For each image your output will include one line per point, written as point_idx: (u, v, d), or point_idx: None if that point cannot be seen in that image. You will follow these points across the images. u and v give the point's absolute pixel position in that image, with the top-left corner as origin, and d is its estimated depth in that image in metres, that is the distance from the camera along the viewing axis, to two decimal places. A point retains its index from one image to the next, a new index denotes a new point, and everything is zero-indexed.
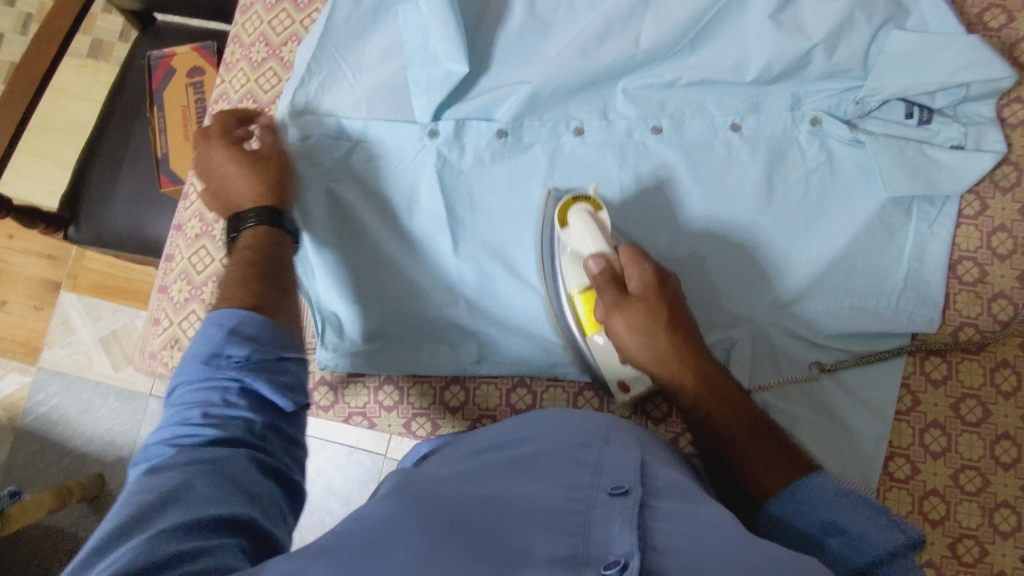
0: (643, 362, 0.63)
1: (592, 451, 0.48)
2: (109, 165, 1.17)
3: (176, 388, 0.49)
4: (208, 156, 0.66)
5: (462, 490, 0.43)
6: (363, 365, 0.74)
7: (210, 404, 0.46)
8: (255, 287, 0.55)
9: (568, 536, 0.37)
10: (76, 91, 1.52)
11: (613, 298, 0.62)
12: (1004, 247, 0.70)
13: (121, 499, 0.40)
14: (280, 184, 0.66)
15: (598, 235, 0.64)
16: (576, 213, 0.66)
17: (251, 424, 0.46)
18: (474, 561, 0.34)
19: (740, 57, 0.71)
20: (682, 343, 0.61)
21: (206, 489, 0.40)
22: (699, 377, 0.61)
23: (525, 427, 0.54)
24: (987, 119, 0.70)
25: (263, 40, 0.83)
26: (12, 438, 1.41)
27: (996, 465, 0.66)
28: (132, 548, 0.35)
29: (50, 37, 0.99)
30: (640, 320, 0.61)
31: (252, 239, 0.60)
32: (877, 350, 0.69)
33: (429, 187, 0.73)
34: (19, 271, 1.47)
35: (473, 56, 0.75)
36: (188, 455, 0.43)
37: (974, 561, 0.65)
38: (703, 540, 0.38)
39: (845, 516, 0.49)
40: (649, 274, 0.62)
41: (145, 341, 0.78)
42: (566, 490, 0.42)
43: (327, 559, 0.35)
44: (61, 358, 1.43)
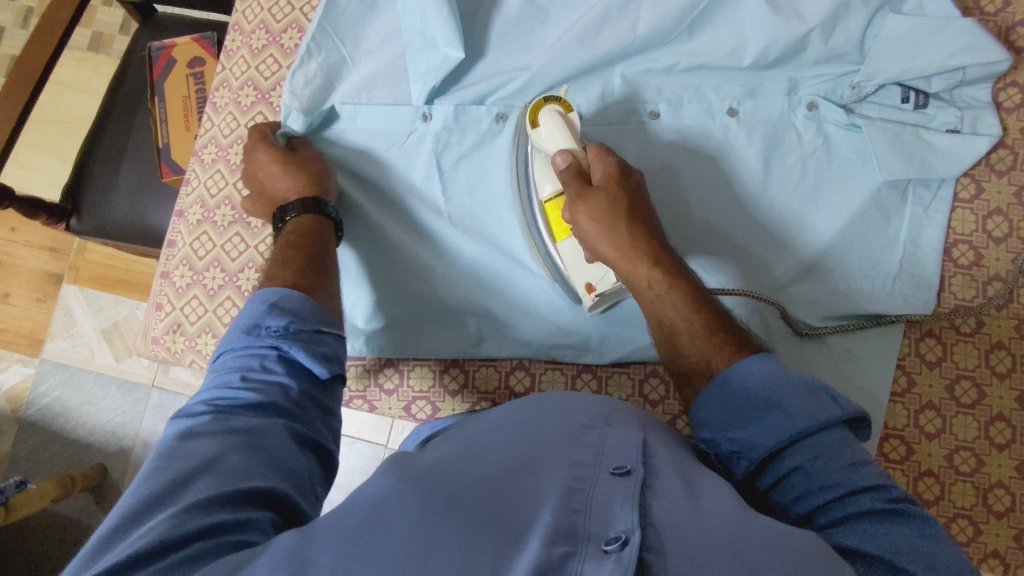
0: (602, 253, 0.61)
1: (593, 432, 0.46)
2: (111, 156, 1.18)
3: (219, 355, 0.51)
4: (253, 159, 0.70)
5: (466, 467, 0.43)
6: (364, 348, 0.75)
7: (249, 369, 0.49)
8: (300, 268, 0.58)
9: (568, 513, 0.37)
10: (77, 84, 1.52)
11: (575, 190, 0.61)
12: (1000, 230, 0.70)
13: (158, 458, 0.42)
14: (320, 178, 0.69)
15: (565, 131, 0.64)
16: (548, 114, 0.65)
17: (289, 389, 0.49)
18: (476, 538, 0.35)
19: (737, 42, 0.71)
20: (639, 235, 0.60)
21: (240, 457, 0.42)
22: (651, 264, 0.59)
23: (527, 408, 0.53)
24: (984, 103, 0.71)
25: (264, 28, 0.83)
26: (16, 429, 1.42)
27: (990, 446, 0.67)
28: (158, 523, 0.37)
29: (51, 28, 1.00)
30: (599, 206, 0.60)
31: (298, 226, 0.64)
32: (860, 321, 0.69)
33: (426, 169, 0.75)
34: (22, 263, 1.48)
35: (472, 42, 0.76)
36: (225, 419, 0.45)
37: (968, 540, 0.66)
38: (703, 517, 0.39)
39: (780, 391, 0.49)
40: (613, 167, 0.61)
41: (147, 326, 0.79)
42: (568, 469, 0.41)
43: (331, 536, 0.36)
44: (64, 350, 1.44)
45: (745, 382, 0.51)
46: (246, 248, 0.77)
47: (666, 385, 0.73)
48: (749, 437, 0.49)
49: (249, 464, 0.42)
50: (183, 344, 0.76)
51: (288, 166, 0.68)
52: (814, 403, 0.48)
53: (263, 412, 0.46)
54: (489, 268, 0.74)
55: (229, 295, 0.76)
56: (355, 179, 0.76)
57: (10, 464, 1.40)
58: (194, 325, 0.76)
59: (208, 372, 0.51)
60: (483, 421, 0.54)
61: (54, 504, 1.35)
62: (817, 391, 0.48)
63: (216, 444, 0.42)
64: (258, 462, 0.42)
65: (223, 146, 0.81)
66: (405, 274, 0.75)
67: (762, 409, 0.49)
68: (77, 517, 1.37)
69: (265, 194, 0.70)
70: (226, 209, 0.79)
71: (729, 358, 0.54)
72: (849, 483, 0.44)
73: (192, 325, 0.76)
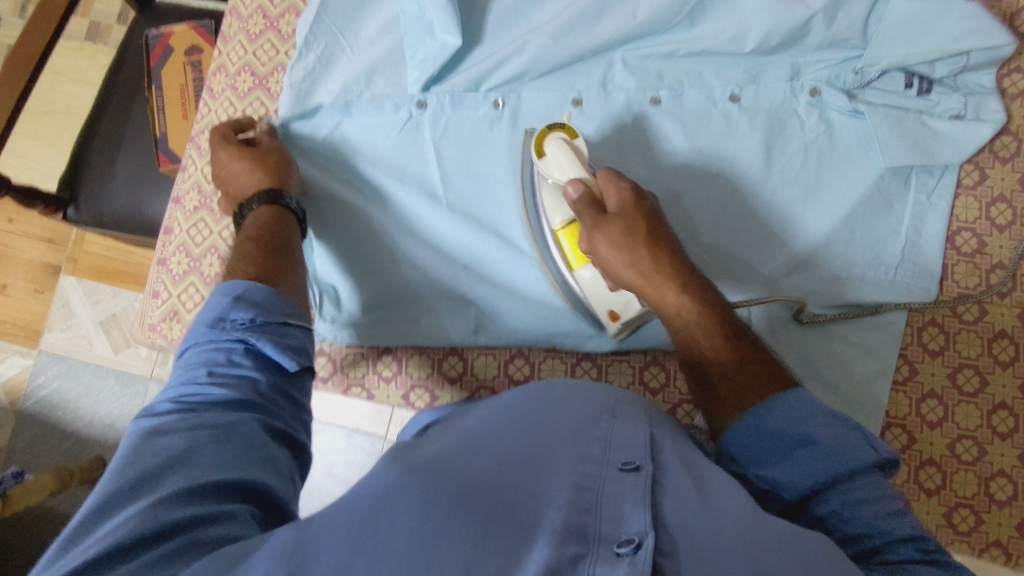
0: (625, 280, 0.61)
1: (601, 425, 0.46)
2: (108, 145, 1.17)
3: (185, 351, 0.51)
4: (217, 158, 0.70)
5: (470, 462, 0.42)
6: (362, 336, 0.74)
7: (216, 364, 0.48)
8: (258, 260, 0.58)
9: (579, 512, 0.36)
10: (74, 74, 1.51)
11: (591, 219, 0.61)
12: (1003, 217, 0.70)
13: (121, 458, 0.41)
14: (279, 171, 0.68)
15: (573, 157, 0.63)
16: (552, 142, 0.65)
17: (257, 382, 0.48)
18: (485, 535, 0.34)
19: (740, 27, 0.70)
20: (662, 258, 0.59)
21: (213, 452, 0.42)
22: (681, 289, 0.59)
23: (530, 400, 0.51)
24: (987, 89, 0.70)
25: (261, 13, 0.82)
26: (14, 420, 1.41)
27: (993, 435, 0.66)
28: (132, 517, 0.37)
29: (47, 15, 0.99)
30: (617, 235, 0.60)
31: (257, 219, 0.63)
32: (858, 309, 0.69)
33: (425, 157, 0.74)
34: (20, 254, 1.47)
35: (471, 27, 0.75)
36: (195, 417, 0.44)
37: (970, 530, 0.65)
38: (715, 516, 0.38)
39: (814, 426, 0.48)
40: (626, 191, 0.61)
41: (143, 314, 0.79)
42: (576, 466, 0.41)
43: (332, 533, 0.35)
44: (61, 341, 1.43)
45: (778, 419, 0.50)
46: None
47: (666, 373, 0.72)
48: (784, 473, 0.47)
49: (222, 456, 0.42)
50: (180, 331, 0.76)
51: (247, 161, 0.67)
52: (849, 442, 0.47)
53: (235, 407, 0.46)
54: (488, 257, 0.73)
55: None
56: (337, 175, 0.75)
57: (8, 455, 1.40)
58: (191, 312, 0.76)
59: (174, 369, 0.50)
60: (483, 409, 0.53)
61: (52, 496, 1.35)
62: (851, 429, 0.48)
63: (190, 437, 0.42)
64: (231, 451, 0.42)
65: None
66: (388, 264, 0.74)
67: (794, 445, 0.48)
68: None
69: (232, 193, 0.69)
70: None
71: (761, 395, 0.53)
72: (888, 532, 0.42)
73: (189, 313, 0.76)
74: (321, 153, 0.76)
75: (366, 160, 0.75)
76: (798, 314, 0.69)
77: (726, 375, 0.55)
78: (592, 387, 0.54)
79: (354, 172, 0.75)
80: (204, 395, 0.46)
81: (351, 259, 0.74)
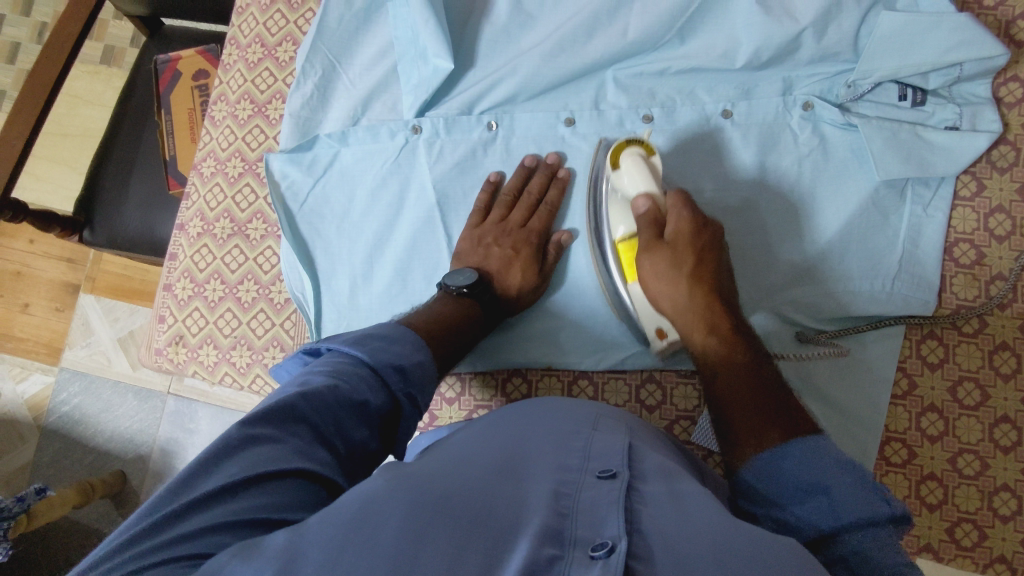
0: (661, 306, 0.65)
1: (581, 436, 0.49)
2: (121, 169, 1.20)
3: (336, 370, 0.53)
4: (513, 240, 0.71)
5: (455, 471, 0.44)
6: (494, 359, 0.74)
7: (343, 399, 0.50)
8: (447, 331, 0.64)
9: (556, 516, 0.39)
10: (90, 97, 1.55)
11: (645, 239, 0.65)
12: (1002, 228, 0.69)
13: (217, 444, 0.44)
14: (525, 294, 0.70)
15: (644, 175, 0.65)
16: (628, 156, 0.66)
17: (353, 440, 0.50)
18: (466, 539, 0.36)
19: (730, 44, 0.71)
20: (708, 297, 0.63)
21: (262, 498, 0.42)
22: (707, 331, 0.62)
23: (513, 415, 0.54)
24: (983, 99, 0.69)
25: (259, 42, 0.84)
26: (37, 435, 1.46)
27: (995, 448, 0.66)
28: (176, 545, 0.38)
29: (49, 66, 1.03)
30: (661, 263, 0.64)
31: (464, 308, 0.67)
32: (856, 325, 0.69)
33: (422, 180, 0.75)
34: (42, 274, 1.52)
35: (464, 51, 0.76)
36: (269, 439, 0.45)
37: (973, 545, 0.65)
38: (692, 523, 0.40)
39: (828, 479, 0.51)
40: (684, 222, 0.64)
41: (151, 338, 0.81)
42: (554, 474, 0.43)
43: (322, 533, 0.36)
44: (81, 359, 1.47)
45: (790, 465, 0.52)
46: (245, 259, 0.78)
47: (663, 391, 0.71)
48: (797, 517, 0.51)
49: (264, 501, 0.42)
50: (185, 355, 0.78)
51: (524, 276, 0.70)
52: (863, 499, 0.49)
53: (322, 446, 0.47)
54: None
55: (230, 306, 0.78)
56: (331, 218, 0.76)
57: (33, 470, 1.44)
58: (196, 337, 0.78)
59: (316, 377, 0.52)
60: (471, 425, 0.56)
61: (74, 510, 1.40)
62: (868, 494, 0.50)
63: (233, 467, 0.42)
64: (294, 497, 0.43)
65: (222, 160, 0.83)
66: (384, 300, 0.74)
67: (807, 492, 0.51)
68: (98, 523, 1.41)
69: (480, 250, 0.72)
70: (226, 221, 0.80)
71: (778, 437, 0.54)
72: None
73: (193, 337, 0.78)
74: (320, 179, 0.77)
75: (360, 193, 0.76)
76: (799, 335, 0.69)
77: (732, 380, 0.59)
78: (583, 403, 0.57)
79: (350, 209, 0.76)
80: (323, 419, 0.48)
81: (347, 292, 0.75)
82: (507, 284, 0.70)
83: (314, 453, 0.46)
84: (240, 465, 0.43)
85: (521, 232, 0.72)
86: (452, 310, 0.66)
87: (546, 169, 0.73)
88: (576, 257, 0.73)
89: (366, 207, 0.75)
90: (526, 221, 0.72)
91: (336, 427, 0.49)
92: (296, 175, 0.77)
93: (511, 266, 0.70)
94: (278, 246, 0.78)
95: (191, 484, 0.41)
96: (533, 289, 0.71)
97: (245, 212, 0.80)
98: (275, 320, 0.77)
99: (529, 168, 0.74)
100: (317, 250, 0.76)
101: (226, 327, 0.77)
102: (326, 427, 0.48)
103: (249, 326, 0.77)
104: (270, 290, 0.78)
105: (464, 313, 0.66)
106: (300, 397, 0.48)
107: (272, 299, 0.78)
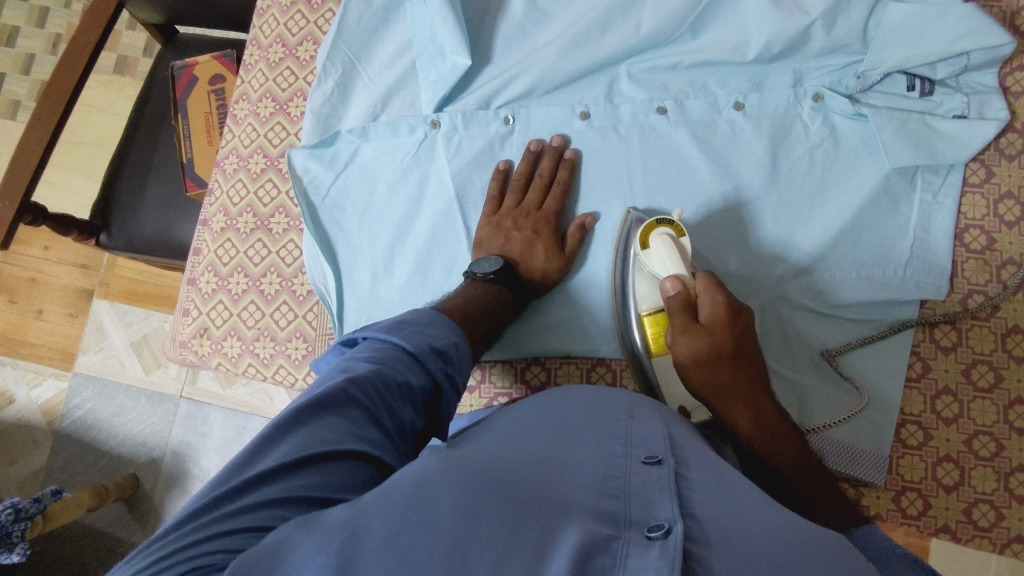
0: (696, 388, 0.64)
1: (621, 424, 0.51)
2: (137, 174, 1.22)
3: (384, 352, 0.54)
4: (530, 221, 0.73)
5: (503, 453, 0.46)
6: (510, 345, 0.75)
7: (390, 382, 0.52)
8: (478, 315, 0.65)
9: (608, 498, 0.41)
10: (103, 106, 1.58)
11: (680, 323, 0.63)
12: (1012, 214, 0.70)
13: (274, 425, 0.46)
14: (549, 276, 0.72)
15: (677, 257, 0.65)
16: (657, 236, 0.66)
17: (403, 421, 0.52)
18: (521, 514, 0.38)
19: (741, 37, 0.72)
20: (751, 389, 0.62)
21: (313, 478, 0.43)
22: (753, 418, 0.61)
23: (550, 402, 0.56)
24: (990, 88, 0.71)
25: (281, 42, 0.86)
26: (51, 439, 1.47)
27: (1011, 430, 0.67)
28: (233, 518, 0.40)
29: (68, 72, 1.06)
30: (700, 346, 0.62)
31: (492, 290, 0.68)
32: (877, 331, 0.70)
33: (442, 172, 0.77)
34: (56, 280, 1.54)
35: (481, 48, 0.79)
36: (322, 423, 0.47)
37: (990, 525, 0.65)
38: (738, 508, 0.41)
39: None
40: (720, 306, 0.62)
41: (175, 331, 0.82)
42: (601, 459, 0.45)
43: (381, 510, 0.38)
44: (94, 363, 1.49)
45: None
46: (268, 253, 0.80)
47: None
48: None
49: (316, 479, 0.43)
50: (210, 347, 0.80)
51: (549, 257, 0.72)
52: None
53: (373, 426, 0.49)
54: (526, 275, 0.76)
55: (253, 299, 0.79)
56: (353, 211, 0.78)
57: (47, 475, 1.45)
58: (220, 329, 0.80)
59: (365, 360, 0.53)
60: (508, 411, 0.57)
61: (88, 514, 1.40)
62: None
63: (286, 449, 0.44)
64: (340, 478, 0.44)
65: (244, 157, 0.85)
66: (405, 291, 0.76)
67: None
68: (111, 527, 1.41)
69: (500, 236, 0.73)
70: (248, 216, 0.82)
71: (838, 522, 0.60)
72: None
73: (218, 329, 0.80)
74: (340, 173, 0.78)
75: (380, 187, 0.78)
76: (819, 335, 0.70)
77: (772, 453, 0.61)
78: (609, 391, 0.58)
79: (371, 202, 0.78)
80: (372, 399, 0.50)
81: (368, 285, 0.76)
82: (532, 267, 0.72)
83: (366, 433, 0.48)
84: (293, 446, 0.45)
85: (538, 214, 0.73)
86: (482, 292, 0.67)
87: (554, 153, 0.75)
88: (595, 246, 0.75)
89: (386, 200, 0.77)
90: (541, 204, 0.74)
91: (385, 407, 0.50)
92: (318, 170, 0.78)
93: (534, 248, 0.72)
94: (300, 239, 0.80)
95: (248, 464, 0.43)
96: (557, 270, 0.72)
97: (268, 207, 0.82)
98: (298, 312, 0.79)
99: (535, 153, 0.76)
100: (339, 242, 0.78)
101: (249, 319, 0.78)
102: (375, 407, 0.50)
103: (272, 317, 0.78)
104: (293, 283, 0.79)
105: (496, 297, 0.68)
106: (349, 382, 0.49)
107: (295, 291, 0.79)
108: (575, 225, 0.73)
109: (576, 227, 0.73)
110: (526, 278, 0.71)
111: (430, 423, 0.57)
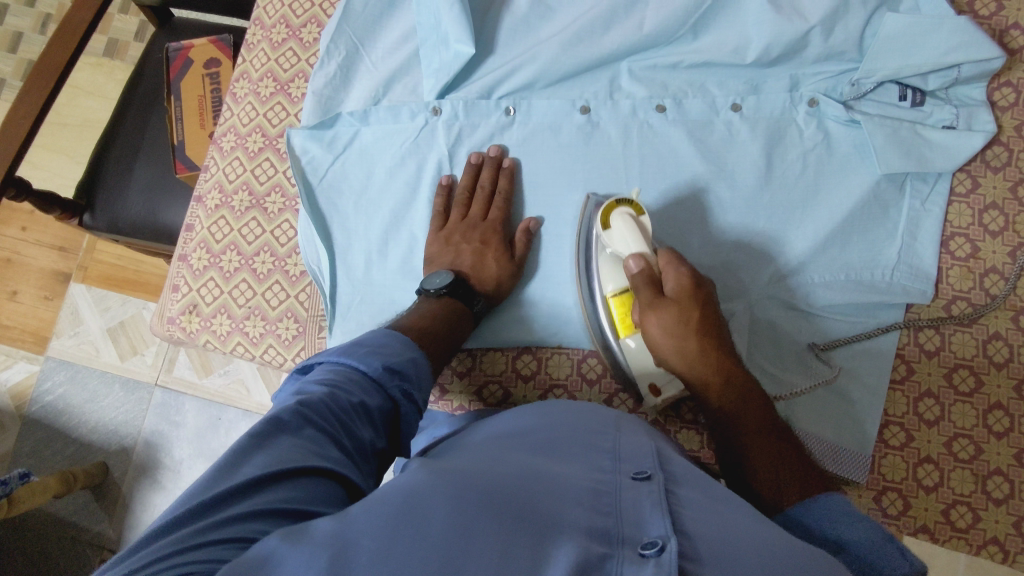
0: (669, 361, 0.64)
1: (608, 438, 0.51)
2: (125, 155, 1.20)
3: (334, 378, 0.54)
4: (476, 234, 0.74)
5: (492, 466, 0.46)
6: (493, 338, 0.76)
7: (342, 404, 0.52)
8: (431, 331, 0.65)
9: (599, 515, 0.40)
10: (92, 88, 1.56)
11: (646, 298, 0.64)
12: (996, 224, 0.72)
13: (234, 448, 0.45)
14: (500, 285, 0.72)
15: (637, 233, 0.65)
16: (618, 216, 0.66)
17: (364, 441, 0.52)
18: (514, 527, 0.38)
19: (741, 40, 0.74)
20: (714, 353, 0.63)
21: (282, 491, 0.43)
22: (722, 381, 0.62)
23: (536, 415, 0.56)
24: (978, 101, 0.73)
25: (284, 22, 0.86)
26: (19, 424, 1.43)
27: (990, 434, 0.68)
28: (211, 529, 0.39)
29: (61, 47, 1.04)
30: (669, 319, 0.63)
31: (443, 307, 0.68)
32: (867, 329, 0.71)
33: (440, 161, 0.78)
34: (32, 262, 1.50)
35: (484, 38, 0.79)
36: (282, 443, 0.46)
37: (968, 527, 0.66)
38: (729, 526, 0.40)
39: (845, 529, 0.48)
40: (683, 277, 0.64)
41: (163, 307, 0.81)
42: (590, 475, 0.45)
43: (370, 521, 0.38)
44: (68, 348, 1.45)
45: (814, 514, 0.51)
46: (262, 232, 0.79)
47: None
48: None
49: (289, 494, 0.43)
50: (198, 324, 0.79)
51: (499, 267, 0.72)
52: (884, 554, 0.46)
53: (332, 444, 0.49)
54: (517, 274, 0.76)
55: (245, 277, 0.79)
56: (349, 195, 0.77)
57: (13, 460, 1.41)
58: (210, 306, 0.79)
59: (314, 387, 0.53)
60: (491, 425, 0.57)
61: (53, 501, 1.36)
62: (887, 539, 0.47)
63: (251, 468, 0.44)
64: (313, 492, 0.44)
65: (242, 136, 0.84)
66: (399, 275, 0.76)
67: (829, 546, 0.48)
68: (76, 516, 1.38)
69: (450, 252, 0.74)
70: (244, 194, 0.82)
71: (797, 466, 0.56)
72: None
73: (207, 306, 0.79)
74: (336, 157, 0.78)
75: (377, 171, 0.77)
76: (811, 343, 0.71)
77: (738, 421, 0.61)
78: (586, 404, 0.59)
79: (367, 186, 0.77)
80: (327, 421, 0.50)
81: (360, 271, 0.76)
82: (484, 278, 0.72)
83: (332, 453, 0.48)
84: (258, 466, 0.44)
85: (482, 226, 0.74)
86: (434, 309, 0.68)
87: (492, 163, 0.76)
88: None
89: (383, 185, 0.77)
90: (487, 215, 0.75)
91: (341, 427, 0.50)
92: (316, 151, 0.78)
93: (481, 259, 0.72)
94: (295, 219, 0.79)
95: (216, 483, 0.42)
96: (507, 279, 0.73)
97: (264, 185, 0.81)
98: (290, 292, 0.78)
99: (475, 165, 0.76)
100: (333, 224, 0.77)
101: (239, 297, 0.78)
102: (331, 427, 0.50)
103: (263, 296, 0.78)
104: (285, 263, 0.79)
105: (448, 313, 0.68)
106: (301, 407, 0.49)
107: (287, 271, 0.79)
108: (519, 233, 0.74)
109: (523, 234, 0.74)
110: (479, 293, 0.72)
111: (391, 444, 0.57)
